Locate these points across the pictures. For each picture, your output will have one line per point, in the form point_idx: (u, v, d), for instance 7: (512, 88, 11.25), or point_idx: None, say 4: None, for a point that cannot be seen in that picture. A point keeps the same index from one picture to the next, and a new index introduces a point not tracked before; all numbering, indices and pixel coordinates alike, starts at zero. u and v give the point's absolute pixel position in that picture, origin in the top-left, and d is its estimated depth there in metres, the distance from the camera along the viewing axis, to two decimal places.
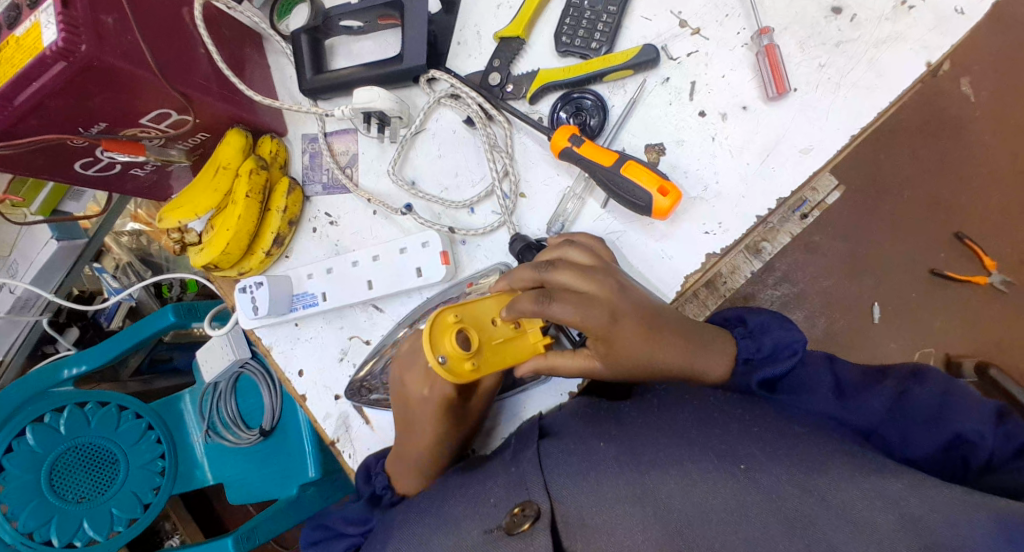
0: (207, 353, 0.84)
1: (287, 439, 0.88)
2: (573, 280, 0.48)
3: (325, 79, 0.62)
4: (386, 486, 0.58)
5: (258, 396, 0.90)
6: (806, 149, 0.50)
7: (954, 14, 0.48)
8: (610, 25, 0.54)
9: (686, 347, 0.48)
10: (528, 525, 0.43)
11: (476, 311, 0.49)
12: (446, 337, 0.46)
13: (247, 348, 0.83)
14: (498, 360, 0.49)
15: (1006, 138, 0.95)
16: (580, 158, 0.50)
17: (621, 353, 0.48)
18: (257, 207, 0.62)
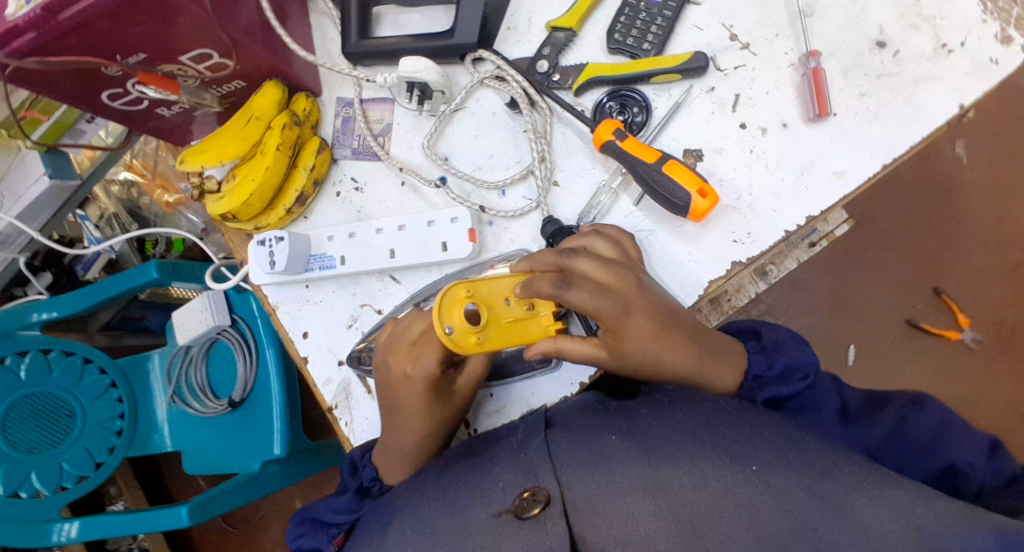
0: (184, 315, 0.83)
1: (254, 414, 0.85)
2: (594, 270, 0.48)
3: (370, 45, 0.62)
4: (373, 478, 0.57)
5: (231, 366, 0.88)
6: (838, 172, 0.51)
7: (989, 63, 0.50)
8: (664, 29, 0.56)
9: (700, 354, 0.49)
10: (539, 509, 0.43)
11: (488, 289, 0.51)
12: (456, 309, 0.47)
13: (227, 315, 0.83)
14: (507, 337, 0.51)
15: (993, 202, 1.00)
16: (622, 152, 0.51)
17: (632, 351, 0.49)
18: (286, 162, 0.61)
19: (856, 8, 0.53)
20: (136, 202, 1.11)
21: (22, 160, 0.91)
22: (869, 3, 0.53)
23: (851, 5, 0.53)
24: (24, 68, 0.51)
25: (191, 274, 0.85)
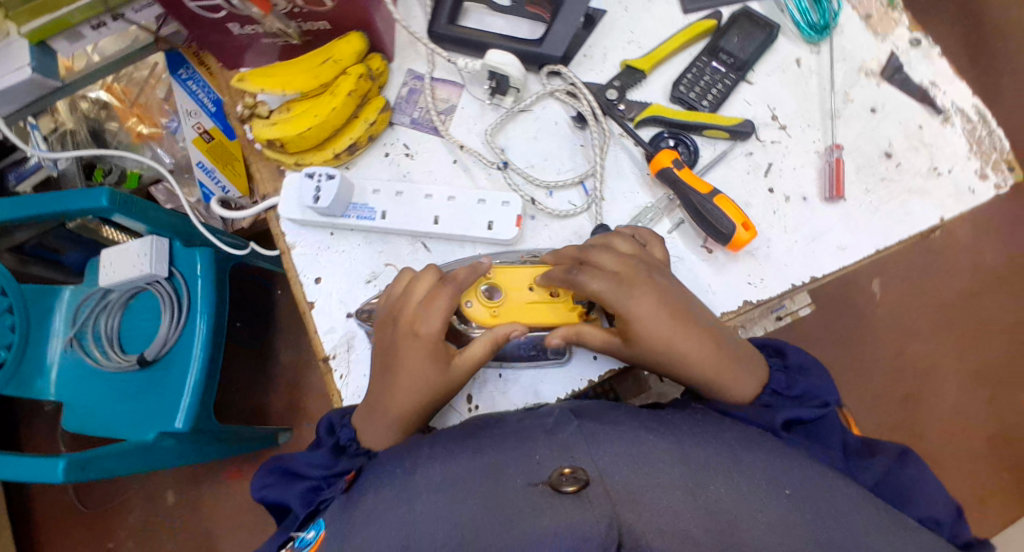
0: (117, 255, 0.85)
1: (165, 376, 0.88)
2: (610, 261, 0.53)
3: (457, 31, 0.66)
4: (352, 438, 0.55)
5: (154, 321, 0.92)
6: (842, 247, 0.60)
7: (967, 191, 0.62)
8: (722, 93, 0.65)
9: (722, 359, 0.51)
10: (574, 487, 0.42)
11: (514, 274, 0.58)
12: (475, 289, 0.58)
13: (165, 267, 0.86)
14: (525, 316, 0.58)
15: (898, 337, 1.18)
16: (677, 180, 0.59)
17: (652, 337, 0.50)
18: (350, 109, 0.63)
19: (874, 121, 0.64)
20: (101, 127, 1.18)
21: None
22: (883, 120, 0.64)
23: (871, 118, 0.64)
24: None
25: (143, 213, 0.81)
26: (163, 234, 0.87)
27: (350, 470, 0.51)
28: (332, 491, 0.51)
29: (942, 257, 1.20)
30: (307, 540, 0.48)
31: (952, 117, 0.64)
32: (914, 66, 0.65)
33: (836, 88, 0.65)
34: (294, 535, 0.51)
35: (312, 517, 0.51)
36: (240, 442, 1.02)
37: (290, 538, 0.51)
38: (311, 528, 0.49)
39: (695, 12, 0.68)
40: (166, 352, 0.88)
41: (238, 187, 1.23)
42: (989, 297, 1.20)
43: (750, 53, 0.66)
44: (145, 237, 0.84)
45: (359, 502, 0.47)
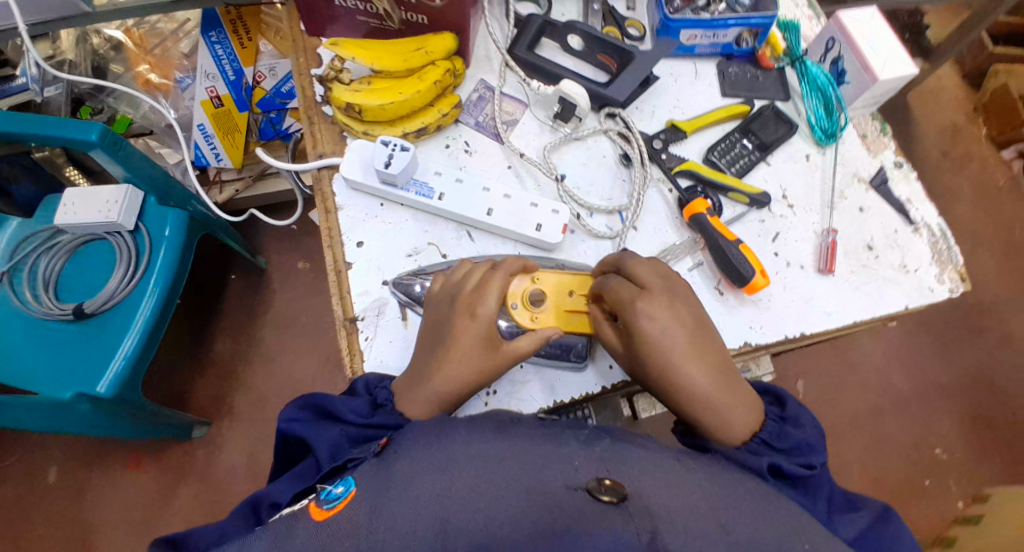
0: (86, 199, 1.07)
1: (100, 329, 1.08)
2: (645, 272, 0.58)
3: (532, 58, 0.74)
4: (388, 399, 0.58)
5: (108, 269, 1.16)
6: (828, 313, 0.70)
7: (928, 290, 0.73)
8: (747, 165, 0.75)
9: (713, 389, 0.55)
10: (610, 499, 0.45)
11: (560, 281, 0.63)
12: (523, 287, 0.62)
13: (130, 219, 1.09)
14: (563, 319, 0.62)
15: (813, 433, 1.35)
16: (708, 226, 0.67)
17: (655, 348, 0.55)
18: (429, 97, 0.68)
19: (862, 218, 0.76)
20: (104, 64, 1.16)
21: None
22: (869, 218, 0.76)
23: (859, 215, 0.76)
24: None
25: (125, 160, 1.02)
26: (139, 189, 1.10)
27: (383, 437, 0.54)
28: (364, 451, 0.53)
29: (857, 372, 1.39)
30: (336, 494, 0.49)
31: (922, 229, 0.76)
32: (896, 183, 0.78)
33: (835, 186, 0.77)
34: (318, 486, 0.51)
35: (338, 473, 0.52)
36: (140, 419, 1.13)
37: (315, 488, 0.52)
38: (340, 484, 0.50)
39: (732, 96, 0.79)
40: (111, 306, 1.08)
41: (230, 157, 1.23)
42: (889, 414, 1.36)
43: (772, 140, 0.77)
44: (119, 191, 1.08)
45: (395, 470, 0.49)
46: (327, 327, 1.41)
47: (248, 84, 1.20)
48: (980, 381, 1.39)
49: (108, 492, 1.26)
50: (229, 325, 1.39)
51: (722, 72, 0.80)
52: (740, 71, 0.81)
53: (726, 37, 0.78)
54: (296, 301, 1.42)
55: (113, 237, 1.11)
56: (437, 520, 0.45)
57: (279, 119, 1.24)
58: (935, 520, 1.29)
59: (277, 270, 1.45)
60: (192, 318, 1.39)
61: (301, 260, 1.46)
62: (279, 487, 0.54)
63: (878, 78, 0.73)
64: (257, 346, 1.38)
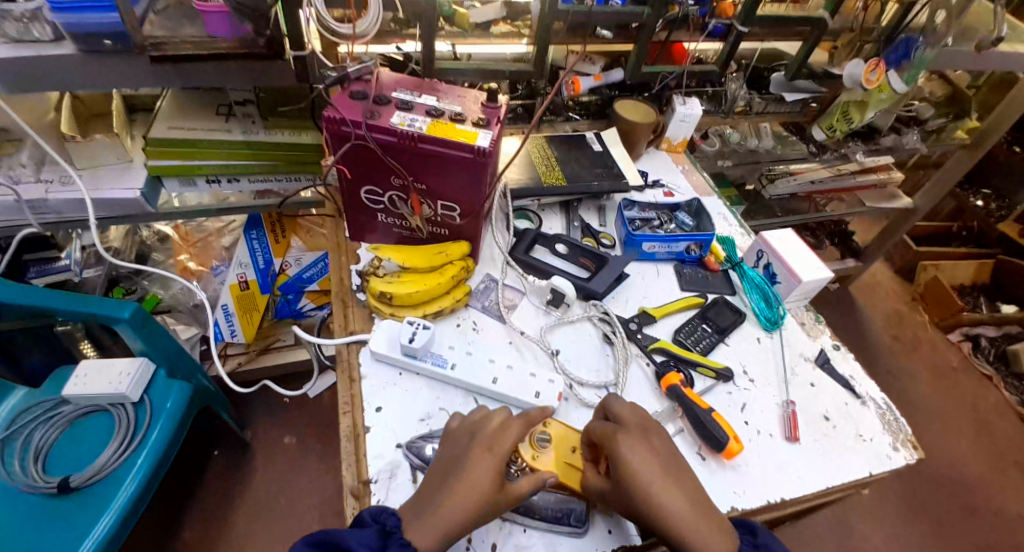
0: (101, 371, 1.14)
1: (79, 506, 1.05)
2: (630, 420, 0.66)
3: (523, 257, 0.90)
4: (397, 526, 0.61)
5: (102, 442, 1.15)
6: (801, 478, 0.76)
7: (888, 457, 0.80)
8: (711, 343, 0.87)
9: (689, 511, 0.60)
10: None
11: (567, 436, 0.71)
12: (534, 435, 0.71)
13: (136, 391, 1.13)
14: (564, 471, 0.69)
15: None
16: (682, 396, 0.77)
17: (639, 483, 0.61)
18: (446, 287, 0.83)
19: (814, 392, 0.84)
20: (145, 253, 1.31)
21: (134, 169, 0.98)
22: (821, 392, 0.85)
23: (812, 390, 0.85)
24: (370, 145, 0.74)
25: (149, 337, 1.11)
26: (153, 362, 1.17)
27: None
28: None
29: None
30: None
31: (870, 402, 0.85)
32: (837, 362, 0.89)
33: (787, 364, 0.87)
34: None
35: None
36: None
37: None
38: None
39: (688, 290, 0.93)
40: (96, 479, 1.07)
41: (244, 332, 1.36)
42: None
43: (727, 324, 0.89)
44: (133, 363, 1.14)
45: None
46: (308, 504, 1.40)
47: (274, 270, 1.33)
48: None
49: None
50: (206, 503, 1.36)
51: (677, 271, 0.95)
52: (693, 271, 0.95)
53: (678, 246, 0.94)
54: (280, 476, 1.42)
55: (115, 409, 1.14)
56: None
57: (296, 300, 1.39)
58: None
59: (262, 445, 1.47)
60: (166, 494, 1.36)
61: (288, 435, 1.49)
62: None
63: (800, 279, 0.89)
64: (230, 525, 1.34)
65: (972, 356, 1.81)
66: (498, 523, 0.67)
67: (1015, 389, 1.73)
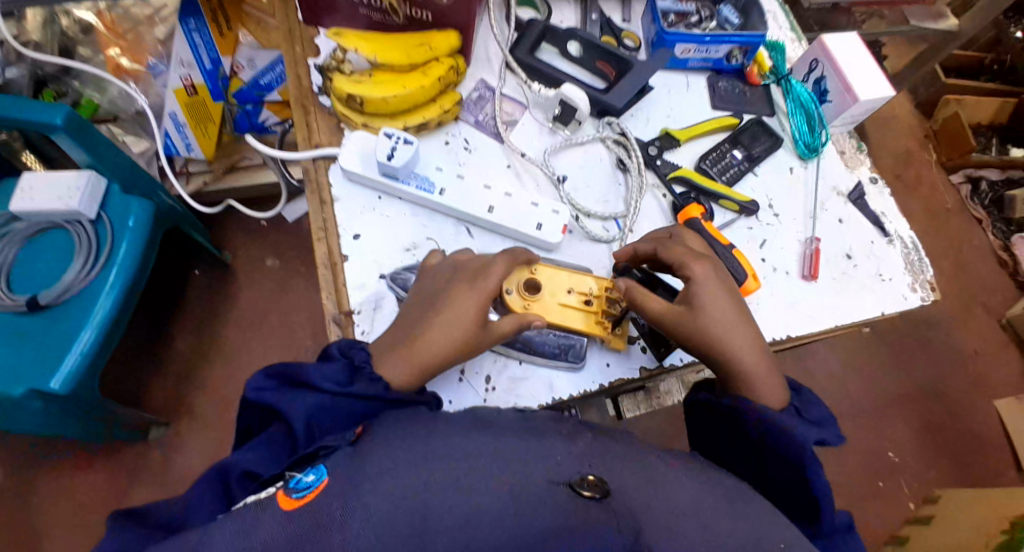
0: (47, 183, 1.02)
1: (55, 324, 1.01)
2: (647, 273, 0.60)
3: (529, 59, 0.76)
4: (366, 361, 0.56)
5: (65, 261, 1.08)
6: (811, 316, 0.73)
7: (903, 297, 0.77)
8: (736, 174, 0.77)
9: (761, 362, 0.57)
10: (591, 494, 0.45)
11: (556, 277, 0.64)
12: (519, 276, 0.63)
13: (90, 206, 1.03)
14: (558, 314, 0.63)
15: None
16: (702, 230, 0.69)
17: (713, 321, 0.57)
18: (430, 93, 0.69)
19: (841, 229, 0.78)
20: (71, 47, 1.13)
21: None
22: (847, 230, 0.78)
23: (839, 226, 0.78)
24: None
25: (89, 145, 0.97)
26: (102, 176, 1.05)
27: (360, 426, 0.51)
28: (340, 440, 0.49)
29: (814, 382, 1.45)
30: (307, 484, 0.45)
31: (896, 240, 0.80)
32: (871, 198, 0.82)
33: (816, 199, 0.79)
34: (288, 474, 0.47)
35: (310, 462, 0.48)
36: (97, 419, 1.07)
37: (285, 475, 0.48)
38: (311, 472, 0.46)
39: (721, 109, 0.81)
40: (67, 297, 1.02)
41: (202, 148, 1.24)
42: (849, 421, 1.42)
43: (759, 152, 0.79)
44: (81, 176, 1.02)
45: (373, 461, 0.46)
46: (296, 323, 1.38)
47: (225, 75, 1.22)
48: (931, 394, 1.46)
49: (54, 494, 1.19)
50: (190, 321, 1.35)
51: (712, 86, 0.82)
52: (729, 85, 0.83)
53: (719, 52, 0.80)
54: (265, 296, 1.39)
55: (72, 226, 1.05)
56: (417, 512, 0.42)
57: (256, 111, 1.27)
58: (888, 521, 1.34)
59: (243, 267, 1.41)
60: (148, 313, 1.34)
61: (269, 258, 1.42)
62: (255, 463, 0.49)
63: (858, 98, 0.77)
64: (219, 344, 1.34)
65: (966, 200, 1.68)
66: (491, 356, 0.63)
67: (1004, 233, 1.62)
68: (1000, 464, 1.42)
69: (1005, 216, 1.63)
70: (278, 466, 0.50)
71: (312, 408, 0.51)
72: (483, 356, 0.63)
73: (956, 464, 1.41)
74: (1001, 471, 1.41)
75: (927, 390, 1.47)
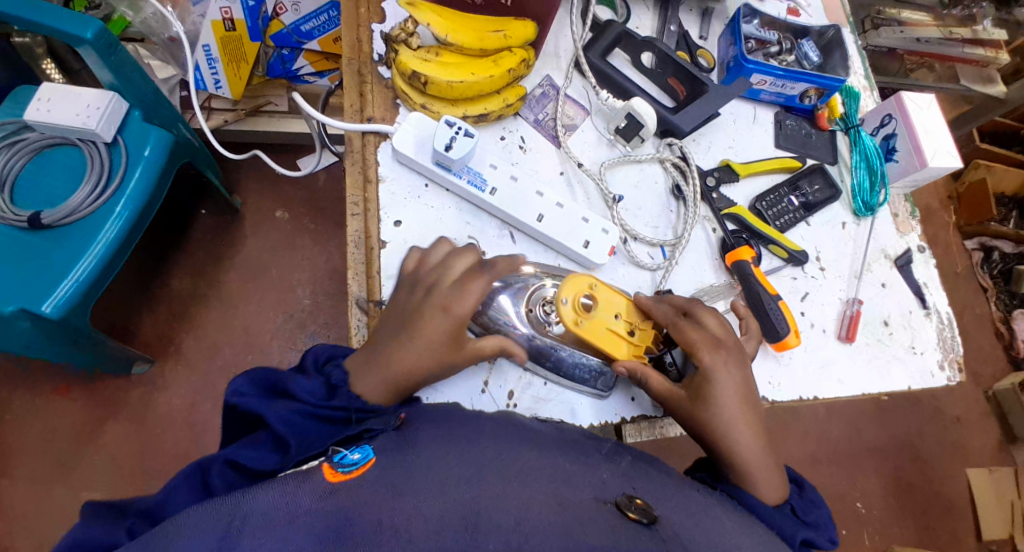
0: (65, 99, 0.97)
1: (55, 244, 0.96)
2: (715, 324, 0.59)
3: (601, 64, 0.73)
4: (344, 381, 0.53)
5: (74, 181, 1.03)
6: (839, 379, 0.71)
7: (930, 375, 0.75)
8: (790, 220, 0.75)
9: (762, 452, 0.54)
10: (637, 517, 0.42)
11: (612, 299, 0.61)
12: (578, 289, 0.60)
13: (109, 129, 0.98)
14: (604, 337, 0.60)
15: None
16: (750, 275, 0.67)
17: (715, 410, 0.55)
18: (498, 84, 0.65)
19: (882, 294, 0.76)
20: None
21: None
22: (888, 296, 0.76)
23: (881, 290, 0.76)
24: None
25: (117, 68, 0.94)
26: (124, 100, 1.01)
27: (402, 412, 0.52)
28: (382, 423, 0.50)
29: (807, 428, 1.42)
30: (353, 459, 0.45)
31: (934, 314, 0.77)
32: (917, 266, 0.79)
33: (864, 258, 0.77)
34: (330, 448, 0.46)
35: (353, 441, 0.48)
36: (84, 347, 1.04)
37: (328, 451, 0.46)
38: (356, 450, 0.46)
39: (784, 150, 0.79)
40: (70, 221, 0.97)
41: (231, 87, 1.20)
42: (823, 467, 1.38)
43: (816, 200, 0.77)
44: (102, 97, 0.97)
45: (415, 451, 0.46)
46: (298, 280, 1.34)
47: (266, 14, 1.17)
48: (905, 451, 1.42)
49: (31, 416, 1.17)
50: (191, 262, 1.31)
51: (779, 122, 0.80)
52: (797, 125, 0.80)
53: (793, 90, 0.77)
54: (271, 249, 1.35)
55: (85, 145, 1.01)
56: (466, 512, 0.39)
57: (292, 57, 1.23)
58: None
59: (252, 215, 1.36)
60: (150, 246, 1.29)
61: (280, 210, 1.38)
62: (248, 455, 0.46)
63: (927, 164, 0.75)
64: (217, 289, 1.30)
65: (975, 267, 1.60)
66: (515, 373, 0.61)
67: (1007, 305, 1.56)
68: (963, 533, 1.39)
69: (1011, 288, 1.56)
70: (270, 460, 0.46)
71: (295, 413, 0.48)
72: (505, 371, 0.61)
73: (926, 528, 1.38)
74: (964, 540, 1.39)
75: (907, 448, 1.43)
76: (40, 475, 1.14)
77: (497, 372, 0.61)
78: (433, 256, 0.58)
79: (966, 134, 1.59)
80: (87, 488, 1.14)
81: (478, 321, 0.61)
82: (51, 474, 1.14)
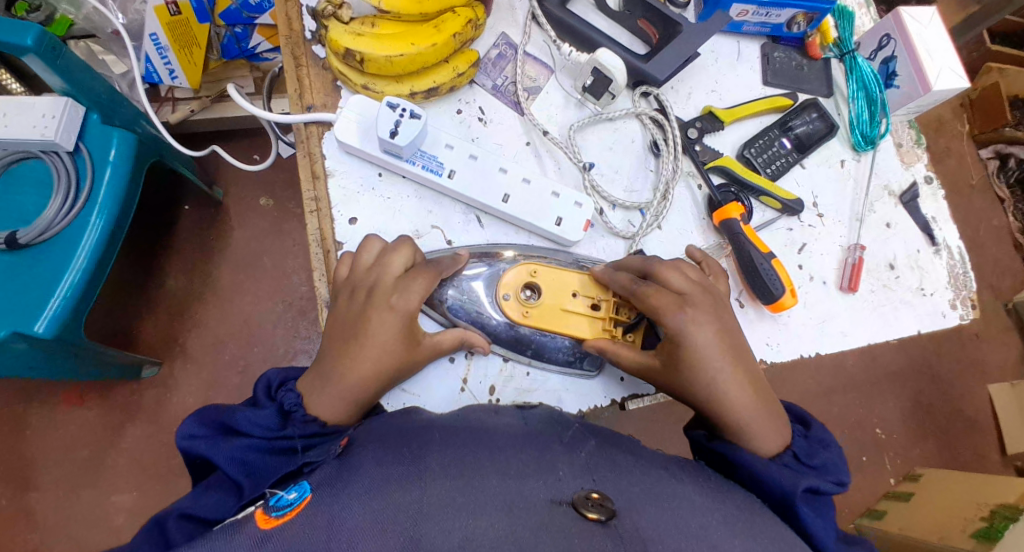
0: (18, 111, 0.90)
1: (36, 263, 0.91)
2: (679, 281, 0.52)
3: (563, 12, 0.65)
4: (296, 404, 0.50)
5: (46, 196, 0.97)
6: (844, 333, 0.66)
7: (940, 315, 0.70)
8: (783, 166, 0.69)
9: (751, 398, 0.48)
10: (596, 516, 0.36)
11: (561, 279, 0.58)
12: (515, 280, 0.58)
13: (69, 139, 0.91)
14: (561, 321, 0.57)
15: None
16: (740, 233, 0.62)
17: (695, 362, 0.49)
18: (445, 53, 0.59)
19: (887, 235, 0.70)
20: None
21: None
22: (894, 236, 0.71)
23: (885, 232, 0.70)
24: None
25: (65, 73, 0.85)
26: (81, 104, 0.92)
27: (345, 437, 0.48)
28: (323, 454, 0.46)
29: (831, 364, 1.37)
30: (289, 500, 0.41)
31: (943, 249, 0.71)
32: (924, 200, 0.72)
33: (865, 198, 0.71)
34: (268, 493, 0.43)
35: (292, 478, 0.45)
36: (87, 363, 1.01)
37: (265, 494, 0.43)
38: (293, 489, 0.42)
39: (773, 87, 0.72)
40: (46, 238, 0.91)
41: (187, 76, 1.13)
42: (838, 395, 1.34)
43: (810, 139, 0.70)
44: (58, 103, 0.89)
45: (353, 475, 0.41)
46: (293, 267, 1.30)
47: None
48: (928, 375, 1.38)
49: (45, 430, 1.16)
50: (179, 260, 1.27)
51: (766, 56, 0.72)
52: (786, 57, 0.73)
53: (779, 17, 0.70)
54: (259, 238, 1.30)
55: (49, 157, 0.94)
56: (407, 536, 0.35)
57: (245, 35, 1.13)
58: (868, 495, 1.31)
59: (235, 205, 1.31)
60: (133, 249, 1.25)
61: (263, 197, 1.32)
62: (203, 505, 0.44)
63: (929, 88, 0.68)
64: (208, 286, 1.26)
65: (991, 178, 1.50)
66: (497, 366, 0.58)
67: None
68: (987, 449, 1.36)
69: None
70: (226, 507, 0.44)
71: (250, 450, 0.47)
72: (489, 364, 0.57)
73: (957, 451, 1.35)
74: (988, 457, 1.36)
75: (936, 374, 1.38)
76: (63, 485, 1.14)
77: (478, 366, 0.58)
78: (365, 258, 0.53)
79: (976, 36, 1.44)
80: (109, 496, 1.15)
81: (438, 310, 0.57)
82: (74, 483, 1.15)
